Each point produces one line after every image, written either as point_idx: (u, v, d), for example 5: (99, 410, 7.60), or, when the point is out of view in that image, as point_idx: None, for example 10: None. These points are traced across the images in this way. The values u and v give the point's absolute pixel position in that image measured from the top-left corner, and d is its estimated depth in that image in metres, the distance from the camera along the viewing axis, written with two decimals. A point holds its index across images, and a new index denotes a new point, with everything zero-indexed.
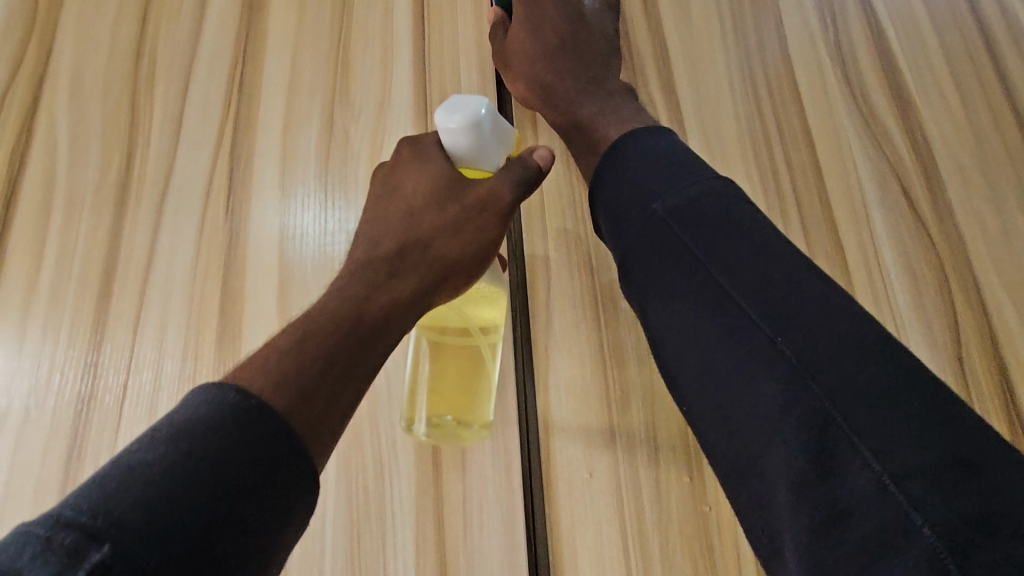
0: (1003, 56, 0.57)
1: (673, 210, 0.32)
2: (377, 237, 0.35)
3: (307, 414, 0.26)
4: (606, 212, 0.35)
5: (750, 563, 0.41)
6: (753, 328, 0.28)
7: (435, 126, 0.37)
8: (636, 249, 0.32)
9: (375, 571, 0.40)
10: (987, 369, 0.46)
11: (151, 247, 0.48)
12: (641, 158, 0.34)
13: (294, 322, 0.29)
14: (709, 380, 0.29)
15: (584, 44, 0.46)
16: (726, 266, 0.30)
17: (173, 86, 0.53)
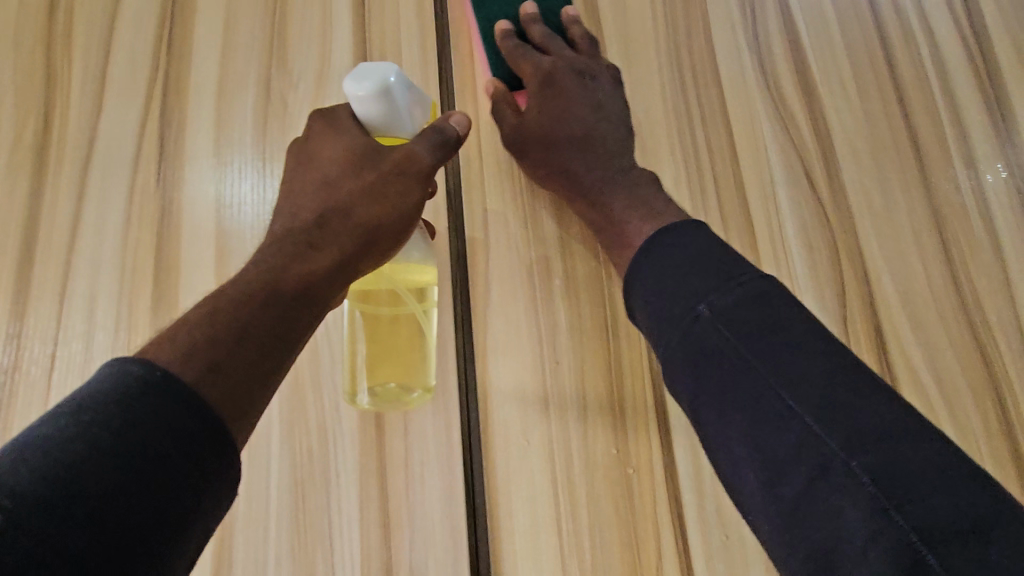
0: (892, 46, 0.60)
1: (688, 294, 0.36)
2: (296, 212, 0.37)
3: (221, 384, 0.28)
4: (653, 308, 0.37)
5: (666, 509, 0.45)
6: (768, 396, 0.32)
7: (346, 95, 0.38)
8: (670, 332, 0.36)
9: (319, 526, 0.42)
10: (867, 334, 0.51)
11: (76, 214, 0.47)
12: (686, 251, 0.37)
13: (209, 297, 0.31)
14: (777, 490, 0.30)
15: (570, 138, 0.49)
16: (734, 385, 0.33)
17: (93, 44, 0.51)
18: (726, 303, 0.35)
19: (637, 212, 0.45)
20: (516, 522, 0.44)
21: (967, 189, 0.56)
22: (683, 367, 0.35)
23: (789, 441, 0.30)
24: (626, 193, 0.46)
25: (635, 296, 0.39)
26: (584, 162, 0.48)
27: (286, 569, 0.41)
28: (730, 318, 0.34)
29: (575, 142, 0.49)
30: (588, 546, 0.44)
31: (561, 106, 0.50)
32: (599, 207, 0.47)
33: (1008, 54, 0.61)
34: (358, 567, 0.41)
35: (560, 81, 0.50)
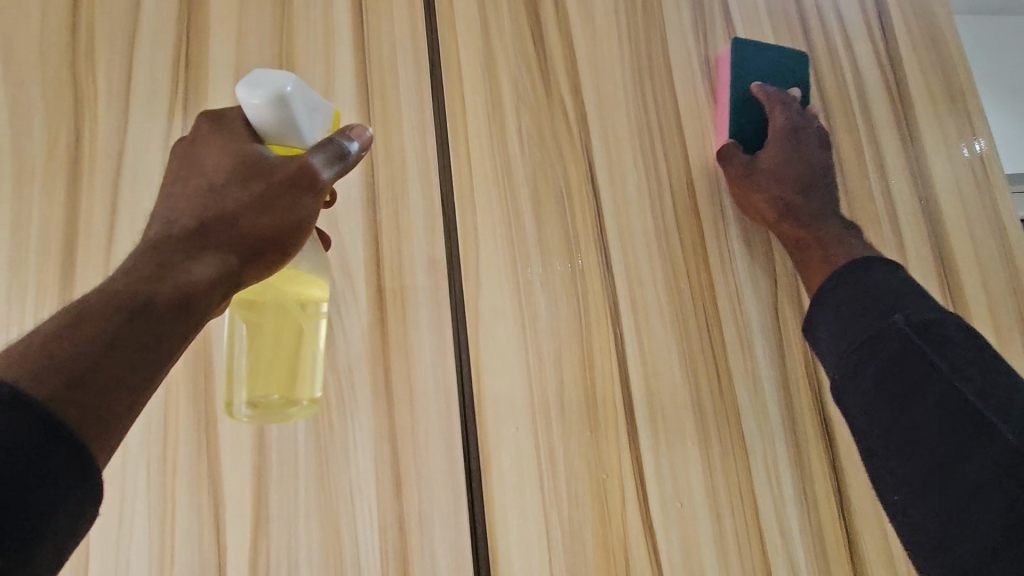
0: (822, 71, 0.70)
1: (878, 309, 0.48)
2: (176, 217, 0.41)
3: (81, 398, 0.31)
4: (839, 318, 0.50)
5: (628, 463, 0.55)
6: (936, 378, 0.42)
7: (239, 101, 0.42)
8: (857, 334, 0.48)
9: (341, 484, 0.50)
10: (794, 317, 0.62)
11: (111, 218, 0.52)
12: (889, 277, 0.50)
13: (74, 306, 0.35)
14: (919, 434, 0.42)
15: (817, 176, 0.62)
16: (911, 358, 0.44)
17: (115, 59, 0.56)
18: (915, 316, 0.46)
19: (834, 228, 0.59)
20: (506, 476, 0.53)
21: (879, 195, 0.67)
22: (880, 359, 0.46)
23: (926, 400, 0.42)
24: (830, 223, 0.59)
25: (823, 314, 0.51)
26: (800, 195, 0.61)
27: (314, 523, 0.49)
28: (916, 323, 0.45)
29: (804, 181, 0.61)
30: (565, 494, 0.53)
31: (798, 151, 0.62)
32: (803, 229, 0.60)
33: (917, 81, 0.71)
34: (375, 519, 0.49)
35: (801, 134, 0.62)
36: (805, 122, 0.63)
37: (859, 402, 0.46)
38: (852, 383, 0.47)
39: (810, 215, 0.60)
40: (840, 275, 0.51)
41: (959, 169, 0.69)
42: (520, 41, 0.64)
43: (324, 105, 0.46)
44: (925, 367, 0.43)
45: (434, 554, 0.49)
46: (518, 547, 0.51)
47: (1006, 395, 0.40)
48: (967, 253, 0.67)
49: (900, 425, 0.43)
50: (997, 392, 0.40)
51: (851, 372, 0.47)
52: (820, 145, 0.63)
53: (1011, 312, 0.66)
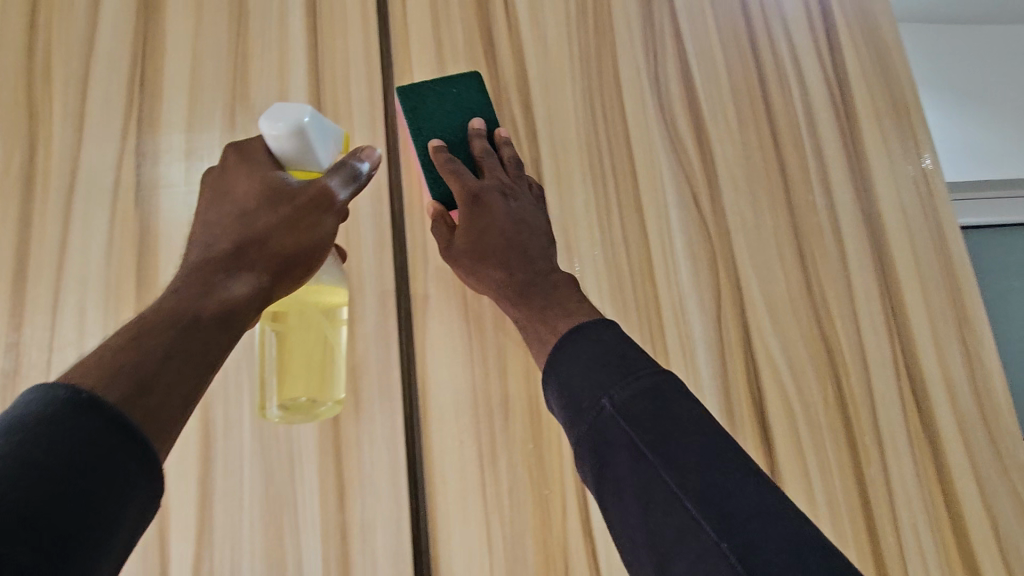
0: (771, 90, 0.72)
1: (591, 389, 0.41)
2: (213, 241, 0.42)
3: (144, 403, 0.32)
4: (561, 389, 0.43)
5: (570, 472, 0.57)
6: (659, 486, 0.36)
7: (262, 133, 0.44)
8: (578, 422, 0.41)
9: (286, 493, 0.51)
10: (736, 329, 0.63)
11: (64, 236, 0.54)
12: (586, 350, 0.43)
13: (130, 325, 0.36)
14: (652, 532, 0.36)
15: (524, 243, 0.53)
16: (661, 446, 0.38)
17: (71, 81, 0.57)
18: (623, 399, 0.40)
19: (542, 301, 0.50)
20: (449, 485, 0.54)
21: (823, 210, 0.69)
22: (623, 457, 0.38)
23: (665, 502, 0.36)
24: (538, 299, 0.50)
25: (549, 380, 0.44)
26: (507, 268, 0.52)
27: (259, 532, 0.50)
28: (628, 410, 0.39)
29: (508, 252, 0.53)
30: (507, 503, 0.55)
31: (482, 222, 0.53)
32: (533, 310, 0.50)
33: (862, 99, 0.74)
34: (319, 528, 0.51)
35: (486, 201, 0.53)
36: (482, 186, 0.54)
37: (618, 504, 0.38)
38: (582, 449, 0.40)
39: (524, 289, 0.51)
40: (560, 340, 0.44)
41: (903, 184, 0.72)
42: (473, 60, 0.65)
43: (339, 129, 0.48)
44: (648, 463, 0.37)
45: (376, 561, 0.51)
46: (459, 555, 0.53)
47: (735, 513, 0.35)
48: (908, 266, 0.69)
49: (632, 533, 0.37)
50: (717, 492, 0.36)
51: (581, 457, 0.40)
52: (514, 211, 0.54)
53: (951, 322, 0.68)
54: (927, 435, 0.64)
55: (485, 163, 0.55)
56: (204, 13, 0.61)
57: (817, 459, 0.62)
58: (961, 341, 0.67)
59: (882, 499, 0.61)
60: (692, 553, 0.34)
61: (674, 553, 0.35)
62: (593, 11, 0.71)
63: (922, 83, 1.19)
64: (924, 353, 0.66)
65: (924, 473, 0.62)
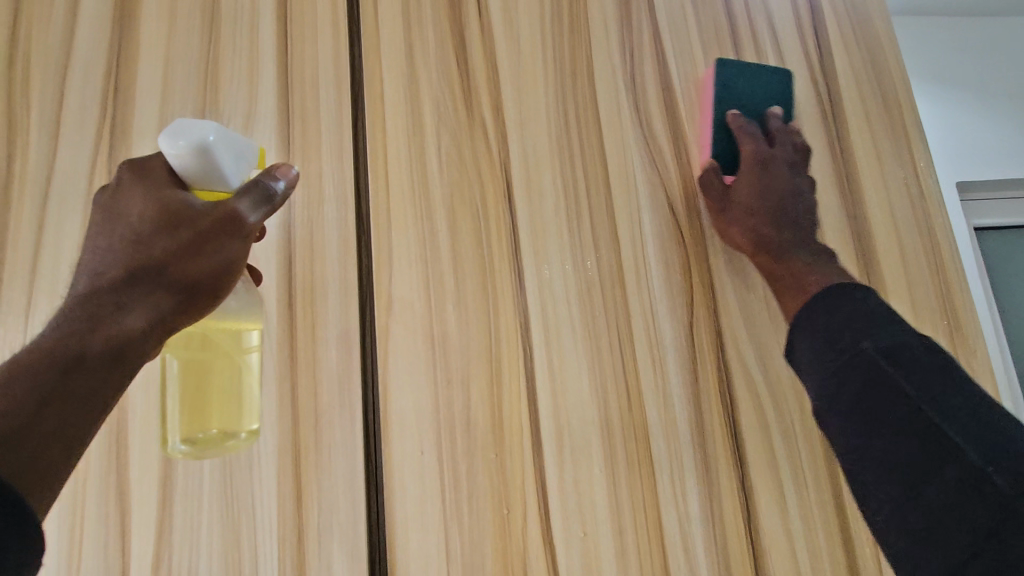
0: None
1: (853, 333, 0.48)
2: (105, 269, 0.41)
3: (15, 456, 0.33)
4: (822, 343, 0.49)
5: (532, 479, 0.56)
6: (924, 421, 0.42)
7: (163, 150, 0.43)
8: (829, 363, 0.48)
9: (245, 495, 0.52)
10: (708, 335, 0.62)
11: (37, 241, 0.55)
12: (840, 308, 0.50)
13: (6, 369, 0.36)
14: (896, 461, 0.42)
15: (781, 210, 0.61)
16: (913, 379, 0.44)
17: (49, 91, 0.59)
18: (883, 344, 0.46)
19: (802, 259, 0.58)
20: (408, 490, 0.54)
21: None
22: (853, 387, 0.46)
23: (905, 432, 0.42)
24: (793, 251, 0.59)
25: (797, 338, 0.51)
26: (772, 226, 0.61)
27: (216, 534, 0.51)
28: (888, 352, 0.45)
29: (770, 213, 0.61)
30: (466, 509, 0.54)
31: (764, 183, 0.62)
32: (776, 261, 0.59)
33: (851, 97, 0.71)
34: (275, 531, 0.52)
35: (771, 167, 0.62)
36: (768, 152, 0.63)
37: (864, 437, 0.44)
38: (833, 402, 0.47)
39: (782, 247, 0.59)
40: (811, 302, 0.52)
41: (893, 186, 0.69)
42: (444, 63, 0.65)
43: (251, 142, 0.47)
44: (895, 392, 0.44)
45: (331, 565, 0.52)
46: (417, 561, 0.53)
47: (979, 419, 0.41)
48: (897, 271, 0.66)
49: (886, 463, 0.42)
50: (971, 420, 0.41)
51: (834, 399, 0.47)
52: (795, 180, 0.63)
53: (941, 331, 0.65)
54: None
55: (778, 136, 0.65)
56: (177, 23, 0.62)
57: (793, 470, 0.60)
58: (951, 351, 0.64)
59: (858, 513, 0.59)
60: (932, 464, 0.40)
61: (924, 478, 0.40)
62: (569, 11, 0.70)
63: (920, 83, 1.08)
64: None
65: None
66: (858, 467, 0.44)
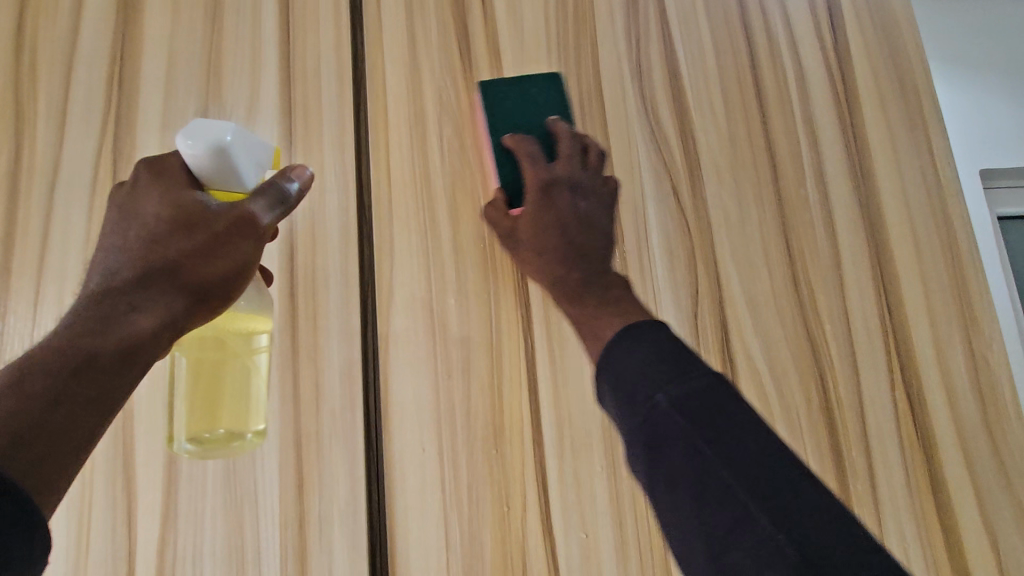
0: (762, 75, 0.68)
1: (645, 384, 0.37)
2: (119, 268, 0.42)
3: (26, 454, 0.33)
4: (613, 392, 0.38)
5: (531, 468, 0.56)
6: (716, 484, 0.33)
7: (180, 151, 0.45)
8: (635, 411, 0.37)
9: (247, 481, 0.53)
10: (713, 326, 0.61)
11: (45, 230, 0.56)
12: (622, 351, 0.39)
13: (19, 364, 0.36)
14: (681, 522, 0.34)
15: (579, 242, 0.50)
16: (700, 429, 0.35)
17: (55, 81, 0.59)
18: (682, 395, 0.36)
19: (625, 299, 0.46)
20: (407, 479, 0.54)
21: (815, 201, 0.65)
22: (637, 436, 0.36)
23: (695, 493, 0.33)
24: (586, 292, 0.47)
25: (600, 382, 0.40)
26: (562, 263, 0.50)
27: (219, 517, 0.52)
28: (684, 404, 0.35)
29: (570, 247, 0.50)
30: (465, 498, 0.54)
31: (548, 210, 0.51)
32: (573, 303, 0.48)
33: (866, 82, 0.69)
34: (277, 517, 0.52)
35: (555, 193, 0.51)
36: (555, 175, 0.52)
37: (670, 506, 0.34)
38: (640, 461, 0.36)
39: (585, 288, 0.48)
40: (608, 343, 0.40)
41: (908, 174, 0.67)
42: (446, 50, 0.64)
43: (267, 142, 0.49)
44: (664, 443, 0.35)
45: (331, 551, 0.52)
46: (415, 547, 0.53)
47: (771, 483, 0.32)
48: (910, 260, 0.64)
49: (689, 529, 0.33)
50: (766, 479, 0.33)
51: (629, 451, 0.37)
52: (578, 207, 0.52)
53: (955, 324, 0.63)
54: (923, 443, 0.60)
55: (560, 149, 0.54)
56: (181, 13, 0.63)
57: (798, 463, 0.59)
58: (966, 343, 0.63)
59: (867, 509, 0.58)
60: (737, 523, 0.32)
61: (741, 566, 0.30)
62: None
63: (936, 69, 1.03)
64: (923, 356, 0.62)
65: (916, 484, 0.59)
66: (671, 534, 0.35)
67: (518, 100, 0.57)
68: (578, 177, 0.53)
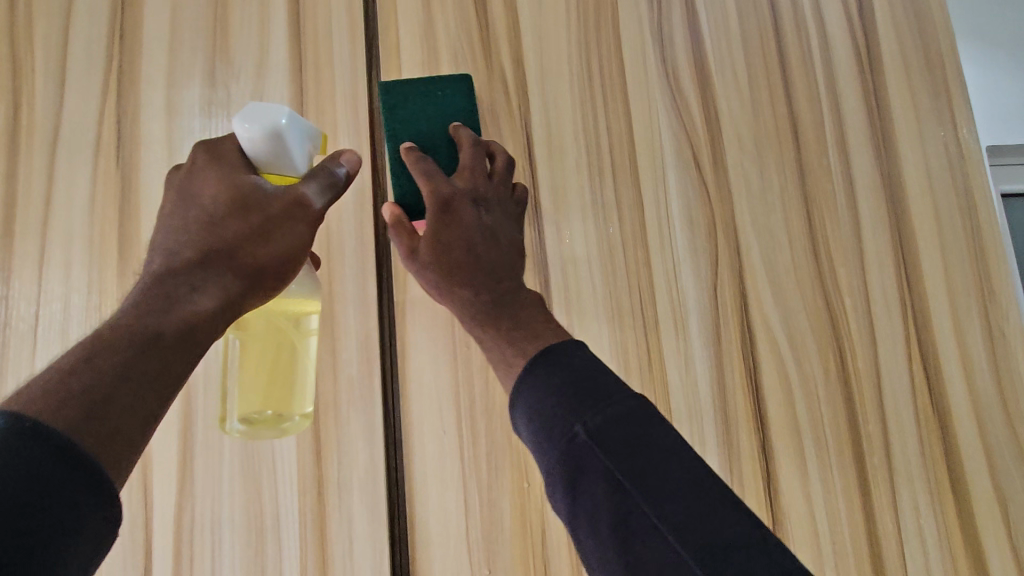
0: (785, 39, 0.67)
1: (565, 412, 0.34)
2: (177, 250, 0.39)
3: (99, 427, 0.30)
4: (539, 421, 0.35)
5: None
6: (623, 500, 0.31)
7: (235, 133, 0.43)
8: (551, 440, 0.34)
9: (265, 449, 0.52)
10: (733, 296, 0.60)
11: (49, 191, 0.54)
12: (559, 371, 0.36)
13: (82, 342, 0.33)
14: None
15: (494, 266, 0.42)
16: (637, 472, 0.32)
17: (52, 34, 0.57)
18: (599, 423, 0.33)
19: (507, 322, 0.41)
20: (426, 447, 0.54)
21: (837, 172, 0.64)
22: (596, 470, 0.32)
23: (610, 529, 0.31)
24: (504, 318, 0.41)
25: (517, 405, 0.37)
26: (474, 291, 0.42)
27: (238, 485, 0.51)
28: (602, 437, 0.33)
29: (485, 270, 0.42)
30: (484, 465, 0.54)
31: (449, 237, 0.42)
32: (490, 327, 0.41)
33: (890, 49, 0.67)
34: (296, 485, 0.52)
35: (456, 211, 0.43)
36: (454, 189, 0.43)
37: (594, 542, 0.32)
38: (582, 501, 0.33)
39: (508, 312, 0.41)
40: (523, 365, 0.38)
41: (930, 144, 0.66)
42: (461, 9, 0.62)
43: (318, 128, 0.47)
44: (615, 489, 0.32)
45: (351, 518, 0.52)
46: (435, 514, 0.53)
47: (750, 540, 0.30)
48: (929, 231, 0.64)
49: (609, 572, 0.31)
50: (683, 516, 0.30)
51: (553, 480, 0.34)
52: (484, 226, 0.43)
53: (973, 295, 0.63)
54: (938, 414, 0.60)
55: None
56: None
57: (815, 433, 0.59)
58: (983, 314, 0.62)
59: (882, 480, 0.58)
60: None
61: None
62: None
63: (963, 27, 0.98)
64: (940, 327, 0.62)
65: (931, 454, 0.59)
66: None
67: (417, 100, 0.48)
68: (467, 190, 0.44)
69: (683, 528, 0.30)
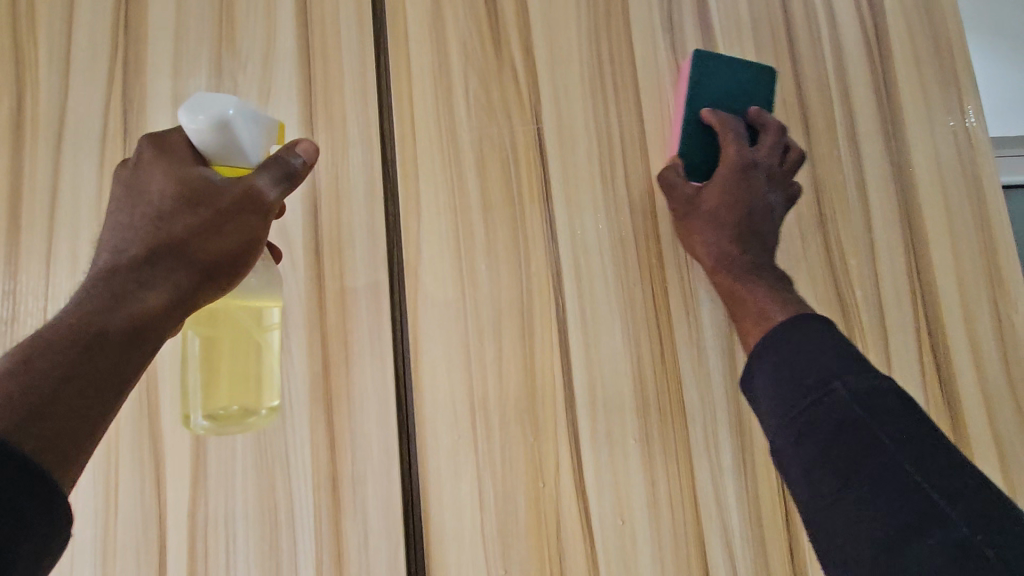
0: (795, 28, 0.66)
1: (823, 372, 0.43)
2: (125, 246, 0.39)
3: (41, 429, 0.31)
4: (770, 371, 0.46)
5: (563, 429, 0.55)
6: (874, 452, 0.39)
7: (183, 126, 0.41)
8: (796, 398, 0.43)
9: (277, 443, 0.52)
10: None
11: (54, 184, 0.53)
12: (778, 341, 0.47)
13: (26, 344, 0.34)
14: (867, 508, 0.37)
15: (175, 246, 0.40)
16: (874, 416, 0.40)
17: (56, 25, 0.56)
18: (858, 386, 0.42)
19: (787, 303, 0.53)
20: (441, 440, 0.53)
21: (848, 161, 0.64)
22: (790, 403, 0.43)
23: (868, 477, 0.38)
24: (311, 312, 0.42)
25: (760, 362, 0.47)
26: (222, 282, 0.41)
27: (250, 480, 0.51)
28: (864, 397, 0.41)
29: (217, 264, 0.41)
30: (498, 457, 0.54)
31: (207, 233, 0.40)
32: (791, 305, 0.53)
33: (900, 38, 0.67)
34: (310, 478, 0.52)
35: (245, 207, 0.42)
36: (254, 187, 0.42)
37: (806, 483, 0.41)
38: (790, 445, 0.43)
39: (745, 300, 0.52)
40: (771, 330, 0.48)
41: (940, 134, 0.66)
42: None
43: (272, 115, 0.45)
44: (850, 428, 0.40)
45: (365, 512, 0.52)
46: (450, 507, 0.53)
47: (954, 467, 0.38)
48: (939, 221, 0.64)
49: (830, 505, 0.39)
50: (918, 458, 0.38)
51: (790, 429, 0.43)
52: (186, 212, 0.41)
53: (982, 285, 0.63)
54: (948, 403, 0.60)
55: (764, 141, 0.59)
56: None
57: None
58: (992, 304, 0.63)
59: None
60: (913, 507, 0.36)
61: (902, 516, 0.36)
62: None
63: None
64: (950, 316, 0.62)
65: None
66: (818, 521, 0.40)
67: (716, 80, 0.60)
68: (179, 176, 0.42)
69: (928, 473, 0.38)
